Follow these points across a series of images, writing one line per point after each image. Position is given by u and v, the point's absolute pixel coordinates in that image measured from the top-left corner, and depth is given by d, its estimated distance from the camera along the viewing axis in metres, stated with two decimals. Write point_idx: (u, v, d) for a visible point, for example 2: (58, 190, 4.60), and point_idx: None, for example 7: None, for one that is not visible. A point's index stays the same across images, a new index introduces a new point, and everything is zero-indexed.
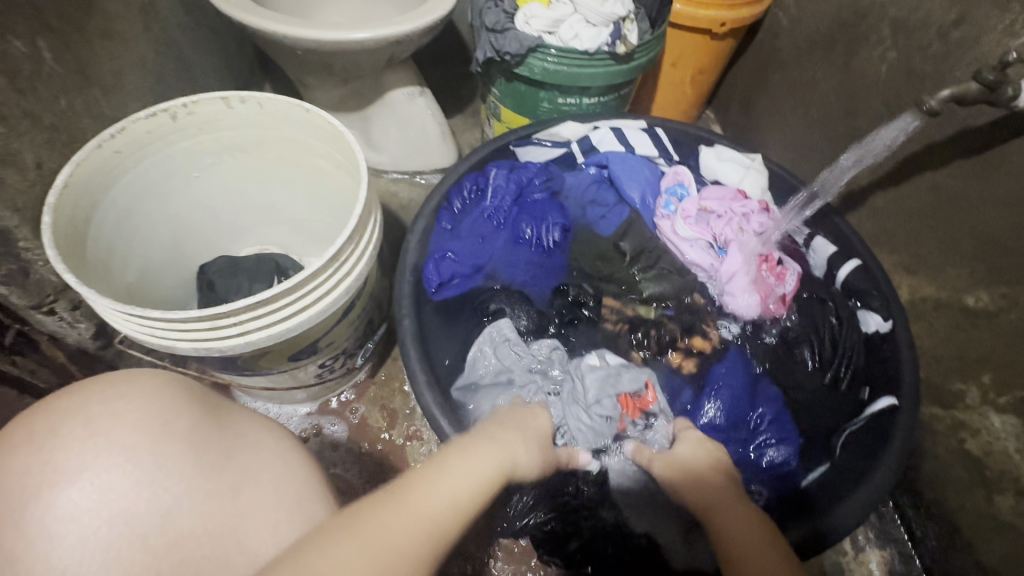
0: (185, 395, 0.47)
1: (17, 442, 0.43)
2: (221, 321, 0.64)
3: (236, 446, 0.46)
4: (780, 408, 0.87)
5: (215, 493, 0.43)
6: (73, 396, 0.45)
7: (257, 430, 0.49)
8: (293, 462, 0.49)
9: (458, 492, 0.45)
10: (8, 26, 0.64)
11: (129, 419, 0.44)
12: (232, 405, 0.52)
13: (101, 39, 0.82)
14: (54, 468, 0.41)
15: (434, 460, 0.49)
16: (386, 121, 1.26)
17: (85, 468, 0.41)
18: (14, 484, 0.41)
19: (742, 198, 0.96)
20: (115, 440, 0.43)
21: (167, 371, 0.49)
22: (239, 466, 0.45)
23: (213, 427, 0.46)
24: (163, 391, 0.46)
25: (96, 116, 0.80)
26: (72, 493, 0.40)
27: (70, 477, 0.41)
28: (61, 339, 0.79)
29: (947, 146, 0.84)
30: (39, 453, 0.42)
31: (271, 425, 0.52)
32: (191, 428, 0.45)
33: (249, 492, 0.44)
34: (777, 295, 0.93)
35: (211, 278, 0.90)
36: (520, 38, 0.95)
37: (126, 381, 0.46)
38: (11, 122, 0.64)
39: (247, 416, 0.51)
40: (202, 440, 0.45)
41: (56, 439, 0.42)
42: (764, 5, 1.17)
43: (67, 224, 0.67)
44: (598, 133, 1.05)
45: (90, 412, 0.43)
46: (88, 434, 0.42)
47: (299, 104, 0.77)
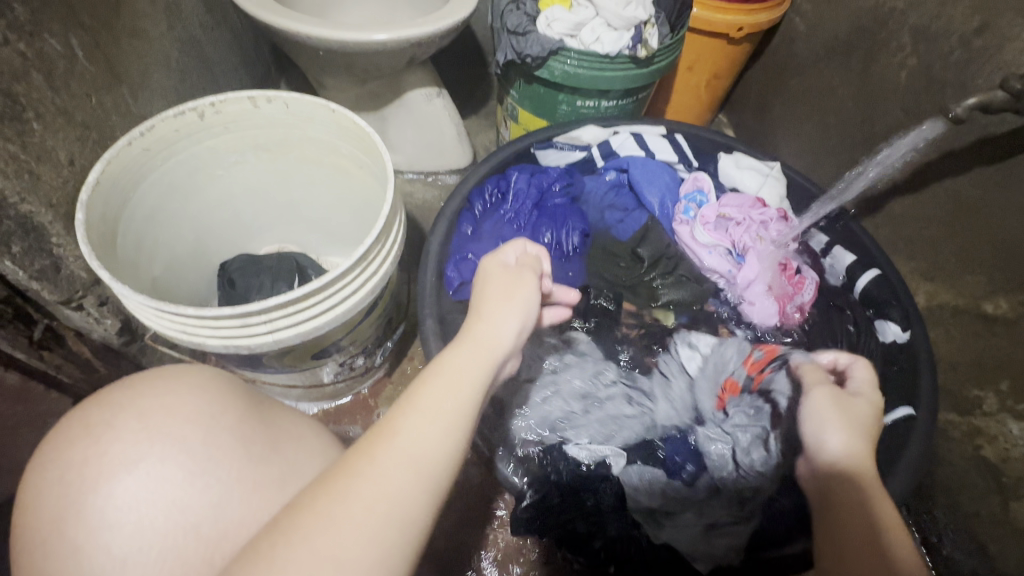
0: (231, 390, 0.50)
1: (76, 434, 0.45)
2: (251, 319, 0.64)
3: (279, 441, 0.49)
4: None
5: (264, 484, 0.46)
6: (126, 391, 0.47)
7: (298, 428, 0.53)
8: (330, 459, 0.52)
9: (440, 430, 0.44)
10: (45, 24, 0.65)
11: (179, 415, 0.46)
12: (270, 401, 0.54)
13: (130, 37, 0.82)
14: (109, 460, 0.44)
15: (409, 395, 0.47)
16: (403, 121, 1.27)
17: (139, 459, 0.44)
18: (74, 476, 0.43)
19: (761, 206, 0.97)
20: (168, 433, 0.45)
21: (208, 367, 0.52)
22: (283, 461, 0.48)
23: (259, 423, 0.49)
24: (210, 386, 0.49)
25: (124, 114, 0.80)
26: (127, 483, 0.43)
27: (125, 468, 0.43)
28: (87, 334, 0.79)
29: (966, 154, 0.85)
30: (95, 446, 0.44)
31: (307, 420, 0.56)
32: (238, 423, 0.48)
33: (294, 485, 0.47)
34: (795, 303, 0.94)
35: (232, 275, 0.91)
36: (542, 41, 0.96)
37: (175, 377, 0.49)
38: (47, 119, 0.65)
39: (286, 412, 0.54)
40: (250, 435, 0.48)
41: (111, 431, 0.45)
42: (782, 10, 1.17)
43: (98, 220, 0.68)
44: (618, 138, 1.06)
45: (143, 405, 0.46)
46: (141, 428, 0.45)
47: (325, 105, 0.78)
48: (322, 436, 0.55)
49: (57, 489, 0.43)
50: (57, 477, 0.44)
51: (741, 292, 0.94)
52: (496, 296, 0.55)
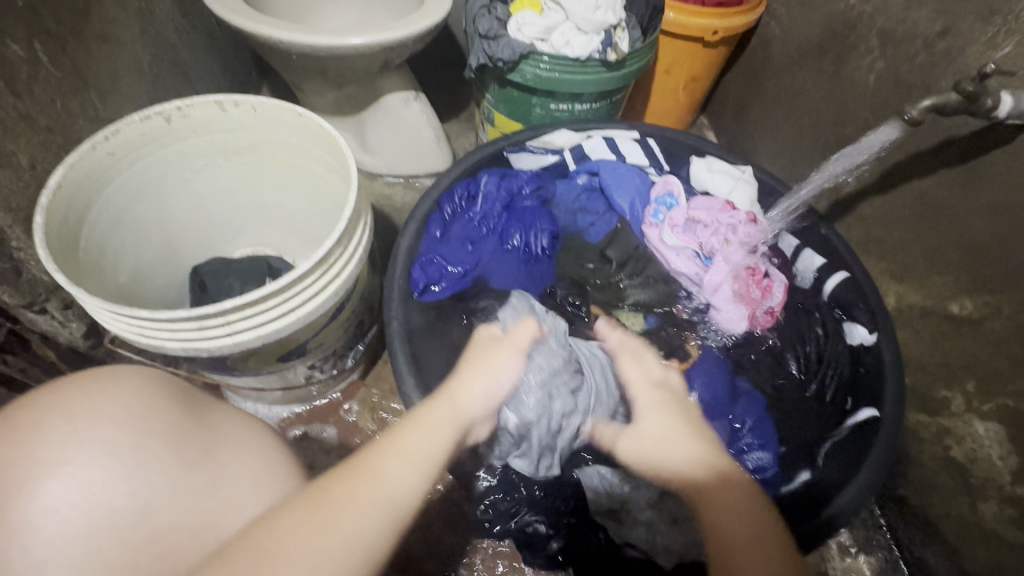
0: (167, 392, 0.50)
1: (0, 435, 0.44)
2: (210, 321, 0.65)
3: (215, 447, 0.49)
4: (760, 413, 0.88)
5: (193, 488, 0.46)
6: (56, 393, 0.46)
7: (234, 430, 0.52)
8: (264, 462, 0.52)
9: (418, 469, 0.48)
10: (6, 30, 0.65)
11: (111, 416, 0.46)
12: (211, 404, 0.54)
13: (98, 42, 0.83)
14: (32, 462, 0.43)
15: (392, 435, 0.51)
16: (381, 125, 1.27)
17: (67, 462, 0.43)
18: None
19: (730, 209, 0.96)
20: (96, 434, 0.44)
21: (150, 370, 0.51)
22: (216, 464, 0.48)
23: (193, 426, 0.49)
24: (145, 388, 0.49)
25: (91, 118, 0.81)
26: (53, 485, 0.42)
27: (51, 471, 0.42)
28: (53, 338, 0.79)
29: (931, 156, 0.85)
30: (19, 447, 0.43)
31: (252, 424, 0.56)
32: (172, 427, 0.48)
33: (226, 489, 0.47)
34: (765, 306, 0.93)
35: (203, 278, 0.91)
36: (512, 45, 0.96)
37: (108, 378, 0.48)
38: (7, 123, 0.65)
39: (225, 415, 0.54)
40: (183, 438, 0.48)
41: (35, 433, 0.44)
42: (756, 14, 1.18)
43: (59, 224, 0.68)
44: (591, 142, 1.07)
45: (71, 406, 0.45)
46: (68, 429, 0.44)
47: (291, 109, 0.78)
48: (261, 439, 0.54)
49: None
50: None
51: (709, 297, 0.94)
52: (493, 357, 0.60)
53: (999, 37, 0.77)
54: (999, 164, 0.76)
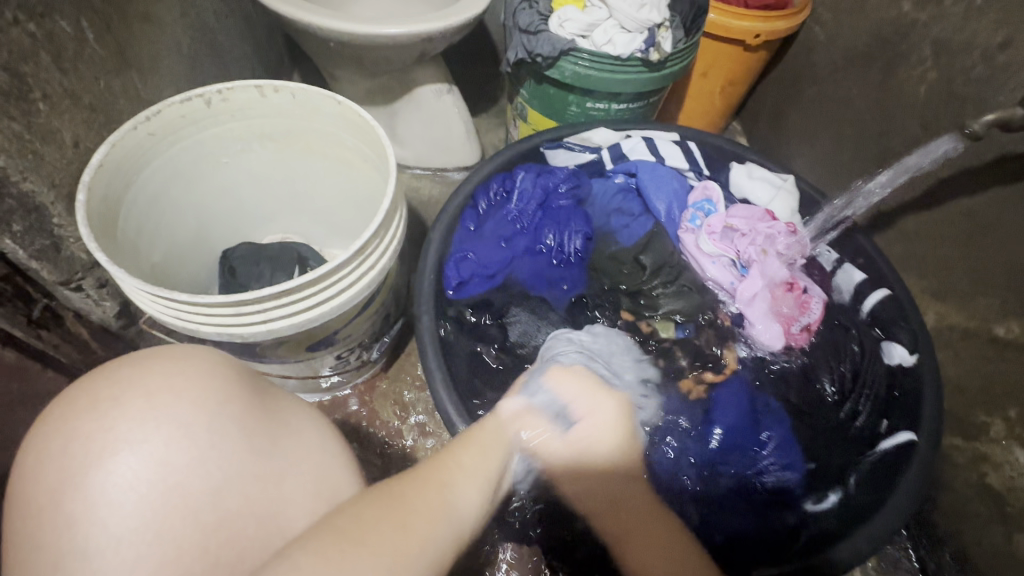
0: (239, 378, 0.50)
1: (81, 406, 0.45)
2: (245, 308, 0.64)
3: (282, 434, 0.49)
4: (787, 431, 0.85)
5: (261, 477, 0.45)
6: (133, 367, 0.47)
7: (294, 420, 0.52)
8: (325, 455, 0.52)
9: (482, 485, 0.51)
10: (57, 6, 0.65)
11: (187, 397, 0.46)
12: (274, 390, 0.54)
13: (141, 22, 0.83)
14: (113, 436, 0.43)
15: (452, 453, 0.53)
16: (413, 117, 1.26)
17: (145, 440, 0.43)
18: (77, 448, 0.43)
19: (769, 219, 0.95)
20: (174, 414, 0.45)
21: (216, 352, 0.51)
22: (281, 452, 0.48)
23: (263, 414, 0.49)
24: (218, 372, 0.49)
25: (132, 98, 0.81)
26: (129, 461, 0.42)
27: (129, 447, 0.43)
28: (86, 315, 0.80)
29: (983, 172, 0.82)
30: (101, 421, 0.44)
31: (309, 413, 0.56)
32: (244, 413, 0.47)
33: (289, 480, 0.47)
34: (802, 322, 0.91)
35: (233, 264, 0.91)
36: (553, 41, 0.95)
37: (184, 359, 0.48)
38: (54, 100, 0.65)
39: (290, 404, 0.54)
40: (254, 425, 0.47)
41: (119, 408, 0.44)
42: (801, 18, 1.15)
43: (100, 203, 0.69)
44: (629, 142, 1.05)
45: (151, 384, 0.46)
46: (149, 406, 0.45)
47: (331, 96, 0.78)
48: (320, 430, 0.54)
49: (56, 461, 0.43)
50: (57, 449, 0.43)
51: (742, 308, 0.91)
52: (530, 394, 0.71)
53: None
54: None
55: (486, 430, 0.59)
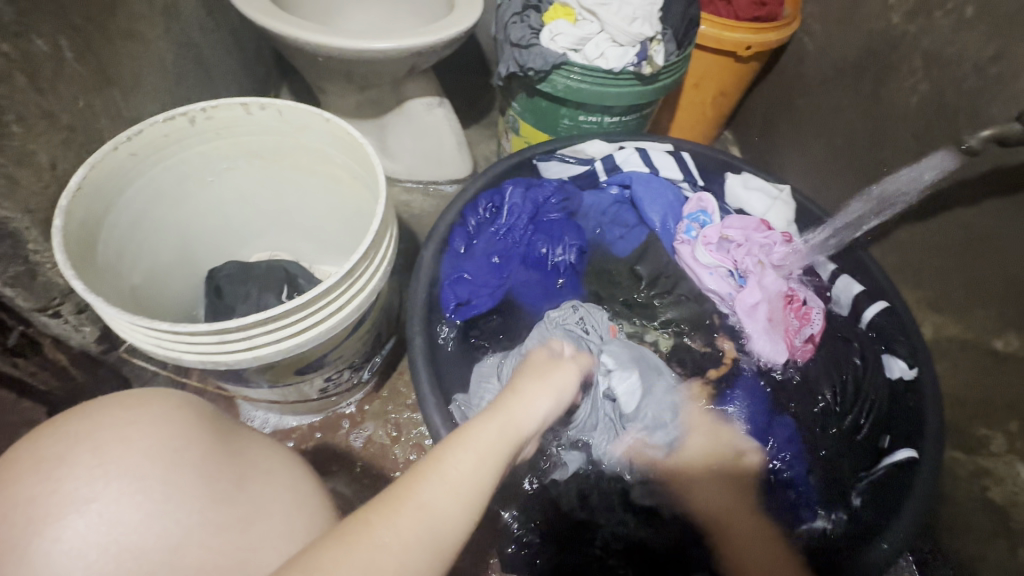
0: (196, 422, 0.48)
1: (25, 468, 0.43)
2: (230, 334, 0.62)
3: (252, 477, 0.48)
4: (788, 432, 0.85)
5: (226, 525, 0.44)
6: (81, 420, 0.45)
7: (269, 460, 0.51)
8: (300, 495, 0.50)
9: (461, 496, 0.43)
10: (31, 24, 0.63)
11: (140, 447, 0.44)
12: (238, 429, 0.53)
13: (123, 39, 0.81)
14: (59, 497, 0.41)
15: (432, 459, 0.45)
16: (403, 130, 1.25)
17: (94, 498, 0.42)
18: (20, 513, 0.41)
19: (765, 228, 0.94)
20: (124, 469, 0.43)
21: (171, 392, 0.50)
22: (249, 497, 0.46)
23: (226, 457, 0.47)
24: (172, 417, 0.47)
25: (113, 117, 0.78)
26: (77, 524, 0.40)
27: (77, 507, 0.41)
28: (64, 341, 0.77)
29: (978, 184, 0.82)
30: (47, 482, 0.42)
31: (279, 450, 0.54)
32: (202, 459, 0.46)
33: (258, 526, 0.45)
34: (806, 334, 0.90)
35: (220, 283, 0.88)
36: (545, 55, 0.94)
37: (135, 406, 0.47)
38: (29, 121, 0.63)
39: (262, 447, 0.52)
40: (216, 470, 0.46)
41: (65, 466, 0.42)
42: (791, 29, 1.15)
43: (78, 227, 0.66)
44: (622, 154, 1.03)
45: (100, 438, 0.44)
46: (97, 461, 0.43)
47: (319, 114, 0.76)
48: (294, 467, 0.53)
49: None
50: (0, 515, 0.41)
51: (745, 320, 0.90)
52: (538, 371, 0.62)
53: None
54: None
55: (490, 418, 0.50)
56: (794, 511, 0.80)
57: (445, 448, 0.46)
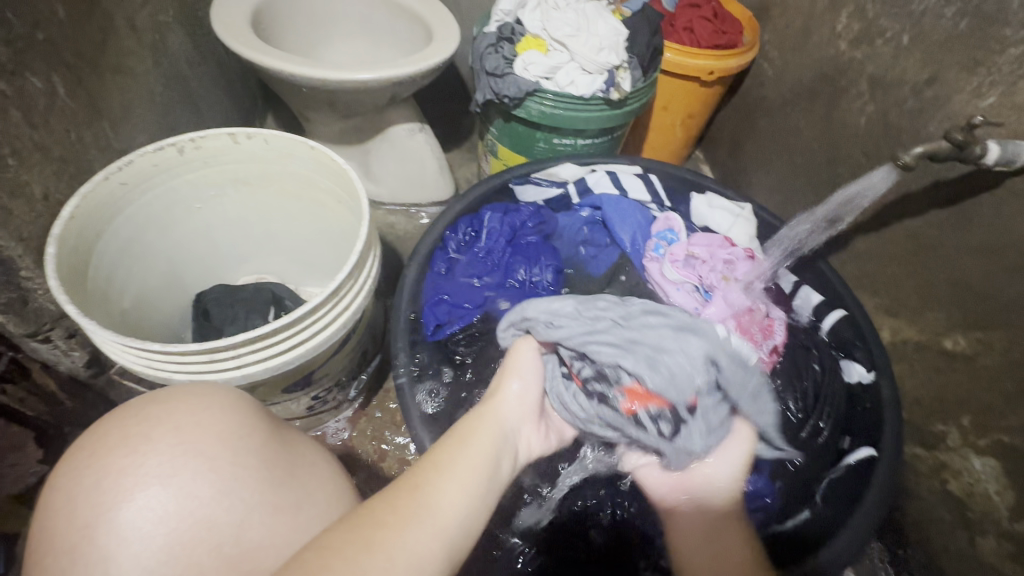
0: (257, 414, 0.53)
1: (113, 443, 0.47)
2: (219, 353, 0.65)
3: (297, 469, 0.52)
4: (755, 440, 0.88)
5: (281, 507, 0.48)
6: (163, 402, 0.50)
7: (306, 454, 0.55)
8: (338, 488, 0.55)
9: (463, 489, 0.49)
10: (27, 64, 0.66)
11: (213, 433, 0.48)
12: (290, 432, 0.56)
13: (114, 74, 0.84)
14: (145, 470, 0.45)
15: (432, 458, 0.52)
16: (386, 155, 1.29)
17: (174, 473, 0.46)
18: (111, 484, 0.45)
19: (728, 245, 0.99)
20: (200, 450, 0.47)
21: (230, 387, 0.54)
22: (300, 483, 0.51)
23: (279, 448, 0.52)
24: (239, 408, 0.52)
25: (104, 148, 0.81)
26: (159, 494, 0.45)
27: (160, 480, 0.45)
28: (53, 366, 0.78)
29: (922, 196, 0.89)
30: (134, 456, 0.46)
31: (317, 448, 0.58)
32: (263, 446, 0.50)
33: (308, 509, 0.49)
34: (768, 346, 0.93)
35: (207, 306, 0.91)
36: (518, 83, 1.00)
37: (211, 399, 0.51)
38: (23, 154, 0.66)
39: (307, 445, 0.57)
40: (273, 458, 0.50)
41: (149, 444, 0.47)
42: (750, 56, 1.23)
43: (70, 254, 0.69)
44: (594, 176, 1.09)
45: (178, 421, 0.48)
46: (178, 441, 0.47)
47: (304, 142, 0.80)
48: (330, 465, 0.58)
49: (92, 494, 0.45)
50: (92, 484, 0.45)
51: None
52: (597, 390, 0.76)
53: (983, 88, 0.81)
54: (986, 207, 0.79)
55: (474, 425, 0.58)
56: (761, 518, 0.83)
57: (437, 449, 0.54)
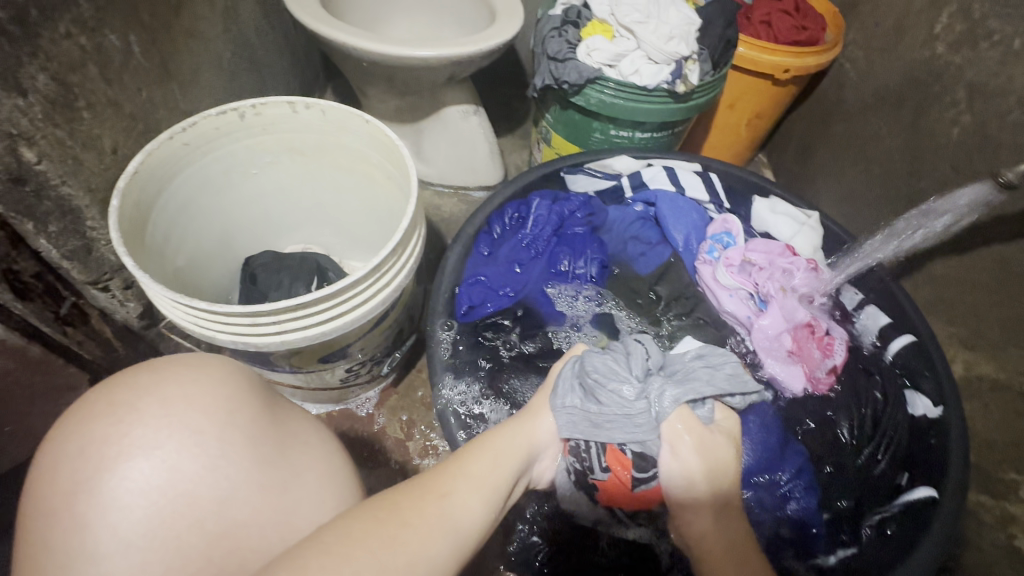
0: (248, 386, 0.52)
1: (99, 411, 0.47)
2: (261, 317, 0.65)
3: (288, 447, 0.51)
4: (804, 464, 0.82)
5: (267, 486, 0.48)
6: (152, 372, 0.49)
7: (303, 432, 0.54)
8: (331, 467, 0.54)
9: (482, 497, 0.49)
10: (107, 21, 0.69)
11: (200, 407, 0.48)
12: (284, 403, 0.56)
13: (185, 37, 0.87)
14: (128, 440, 0.45)
15: (459, 461, 0.52)
16: (438, 135, 1.28)
17: (158, 445, 0.45)
18: (95, 451, 0.45)
19: (790, 254, 0.92)
20: (185, 423, 0.47)
21: (227, 357, 0.54)
22: (290, 463, 0.50)
23: (270, 424, 0.51)
24: (233, 381, 0.51)
25: (170, 108, 0.84)
26: (142, 466, 0.44)
27: (143, 451, 0.45)
28: (110, 315, 0.82)
29: (1019, 220, 0.80)
30: (118, 425, 0.46)
31: (314, 423, 0.58)
32: (253, 422, 0.50)
33: (297, 491, 0.49)
34: (827, 366, 0.87)
35: (254, 271, 0.93)
36: (580, 69, 0.96)
37: (201, 368, 0.51)
38: (97, 108, 0.68)
39: (298, 418, 0.56)
40: (262, 435, 0.50)
41: (135, 413, 0.46)
42: (831, 54, 1.14)
43: (132, 208, 0.71)
44: (650, 171, 1.04)
45: (167, 392, 0.48)
46: (164, 413, 0.47)
47: (359, 115, 0.80)
48: (326, 444, 0.56)
49: (73, 462, 0.45)
50: (75, 451, 0.45)
51: (760, 346, 0.88)
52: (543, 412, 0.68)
53: None
54: None
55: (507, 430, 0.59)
56: (800, 546, 0.78)
57: (464, 455, 0.53)
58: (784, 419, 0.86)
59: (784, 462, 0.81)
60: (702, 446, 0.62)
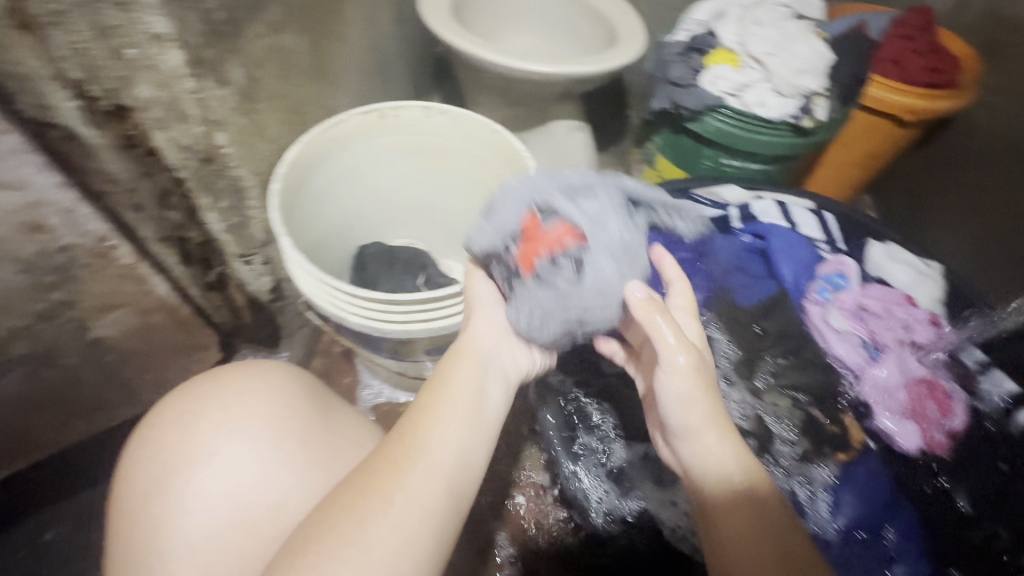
0: (302, 395, 0.61)
1: (170, 421, 0.57)
2: (392, 305, 0.71)
3: (338, 450, 0.59)
4: (914, 526, 0.79)
5: (316, 489, 0.55)
6: (213, 384, 0.59)
7: (352, 433, 0.62)
8: None
9: (452, 430, 0.52)
10: (288, 24, 0.76)
11: (254, 415, 0.57)
12: (333, 404, 0.65)
13: (337, 41, 0.94)
14: (196, 449, 0.55)
15: (414, 403, 0.55)
16: (541, 147, 1.32)
17: (219, 452, 0.55)
18: (169, 458, 0.55)
19: (909, 304, 0.89)
20: (242, 430, 0.56)
21: (277, 366, 0.63)
22: (337, 466, 0.58)
23: (320, 430, 0.59)
24: (280, 389, 0.60)
25: (318, 104, 0.92)
26: (209, 473, 0.54)
27: (207, 458, 0.54)
28: (244, 285, 0.90)
29: None
30: (187, 435, 0.55)
31: (363, 423, 0.66)
32: (302, 428, 0.58)
33: None
34: (944, 428, 0.81)
35: (366, 260, 0.98)
36: (702, 97, 0.97)
37: (248, 377, 0.60)
38: (270, 101, 0.76)
39: (349, 417, 0.65)
40: (312, 440, 0.58)
41: (199, 421, 0.56)
42: (966, 98, 1.08)
43: (286, 193, 0.78)
44: (761, 204, 1.02)
45: (225, 401, 0.57)
46: (223, 421, 0.56)
47: (489, 125, 0.86)
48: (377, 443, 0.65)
49: (149, 470, 0.55)
50: (152, 460, 0.55)
51: (870, 395, 0.86)
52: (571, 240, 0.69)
53: None
54: None
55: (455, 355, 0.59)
56: None
57: (421, 396, 0.55)
58: (897, 473, 0.83)
59: (891, 517, 0.79)
60: (714, 393, 0.57)
